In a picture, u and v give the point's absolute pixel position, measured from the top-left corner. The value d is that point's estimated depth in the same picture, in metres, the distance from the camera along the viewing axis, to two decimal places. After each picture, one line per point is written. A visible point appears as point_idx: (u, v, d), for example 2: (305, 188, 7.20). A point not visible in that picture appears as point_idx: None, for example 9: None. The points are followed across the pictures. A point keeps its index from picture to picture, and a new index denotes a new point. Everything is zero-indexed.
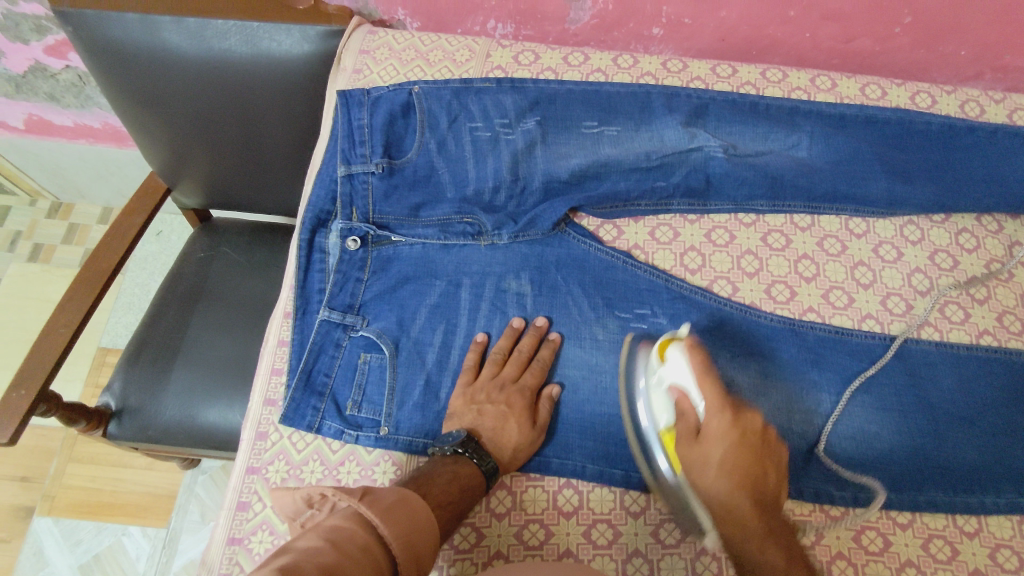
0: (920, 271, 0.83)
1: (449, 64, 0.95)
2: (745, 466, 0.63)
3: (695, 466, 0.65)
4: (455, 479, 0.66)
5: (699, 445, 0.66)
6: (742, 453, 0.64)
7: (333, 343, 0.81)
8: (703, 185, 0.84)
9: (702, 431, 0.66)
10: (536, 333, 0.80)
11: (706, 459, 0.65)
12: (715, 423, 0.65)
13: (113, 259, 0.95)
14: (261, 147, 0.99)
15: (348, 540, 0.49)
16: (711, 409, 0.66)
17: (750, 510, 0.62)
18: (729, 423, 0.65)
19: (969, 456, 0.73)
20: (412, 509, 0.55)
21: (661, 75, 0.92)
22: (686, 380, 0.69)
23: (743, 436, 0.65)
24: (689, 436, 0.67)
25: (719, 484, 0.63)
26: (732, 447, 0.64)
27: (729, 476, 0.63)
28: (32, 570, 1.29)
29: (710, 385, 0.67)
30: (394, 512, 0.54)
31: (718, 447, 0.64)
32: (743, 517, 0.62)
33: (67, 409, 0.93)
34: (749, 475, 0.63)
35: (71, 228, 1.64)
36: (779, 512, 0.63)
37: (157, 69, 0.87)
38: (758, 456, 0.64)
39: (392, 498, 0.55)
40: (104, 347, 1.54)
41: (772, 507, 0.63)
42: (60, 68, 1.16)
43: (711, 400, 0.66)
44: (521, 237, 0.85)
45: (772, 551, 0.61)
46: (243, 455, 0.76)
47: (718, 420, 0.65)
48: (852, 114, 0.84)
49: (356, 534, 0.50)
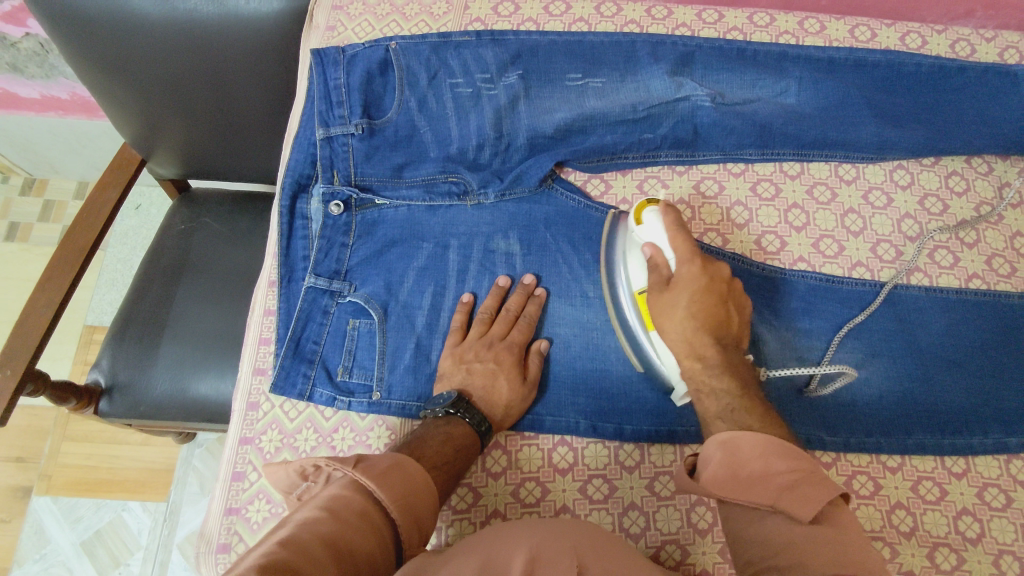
0: (910, 216, 0.83)
1: (426, 18, 0.92)
2: (711, 307, 0.65)
3: (665, 310, 0.67)
4: (449, 440, 0.65)
5: (668, 291, 0.67)
6: (709, 297, 0.65)
7: (320, 310, 0.79)
8: (691, 136, 0.82)
9: (673, 280, 0.68)
10: (523, 291, 0.79)
11: (676, 302, 0.66)
12: (686, 271, 0.67)
13: (92, 232, 0.93)
14: (237, 111, 0.96)
15: (344, 508, 0.48)
16: (682, 261, 0.67)
17: (712, 345, 0.64)
18: (698, 271, 0.66)
19: (958, 398, 0.74)
20: (407, 472, 0.55)
21: (645, 22, 0.90)
22: (661, 238, 0.70)
23: (711, 282, 0.66)
24: (660, 285, 0.68)
25: (684, 323, 0.65)
26: (701, 290, 0.66)
27: (695, 316, 0.65)
28: (34, 548, 1.30)
29: (685, 240, 0.68)
30: (389, 477, 0.53)
31: (687, 291, 0.66)
32: (704, 351, 0.64)
33: (56, 387, 0.92)
34: (714, 315, 0.65)
35: (47, 205, 1.60)
36: (738, 350, 0.66)
37: (121, 33, 0.83)
38: (724, 301, 0.66)
39: (386, 463, 0.55)
40: (90, 325, 1.52)
41: (733, 350, 0.65)
42: (20, 36, 1.12)
43: (684, 253, 0.68)
44: (508, 195, 0.83)
45: (730, 376, 0.63)
46: (236, 426, 0.76)
47: (688, 267, 0.67)
48: (841, 57, 0.82)
49: (354, 502, 0.49)
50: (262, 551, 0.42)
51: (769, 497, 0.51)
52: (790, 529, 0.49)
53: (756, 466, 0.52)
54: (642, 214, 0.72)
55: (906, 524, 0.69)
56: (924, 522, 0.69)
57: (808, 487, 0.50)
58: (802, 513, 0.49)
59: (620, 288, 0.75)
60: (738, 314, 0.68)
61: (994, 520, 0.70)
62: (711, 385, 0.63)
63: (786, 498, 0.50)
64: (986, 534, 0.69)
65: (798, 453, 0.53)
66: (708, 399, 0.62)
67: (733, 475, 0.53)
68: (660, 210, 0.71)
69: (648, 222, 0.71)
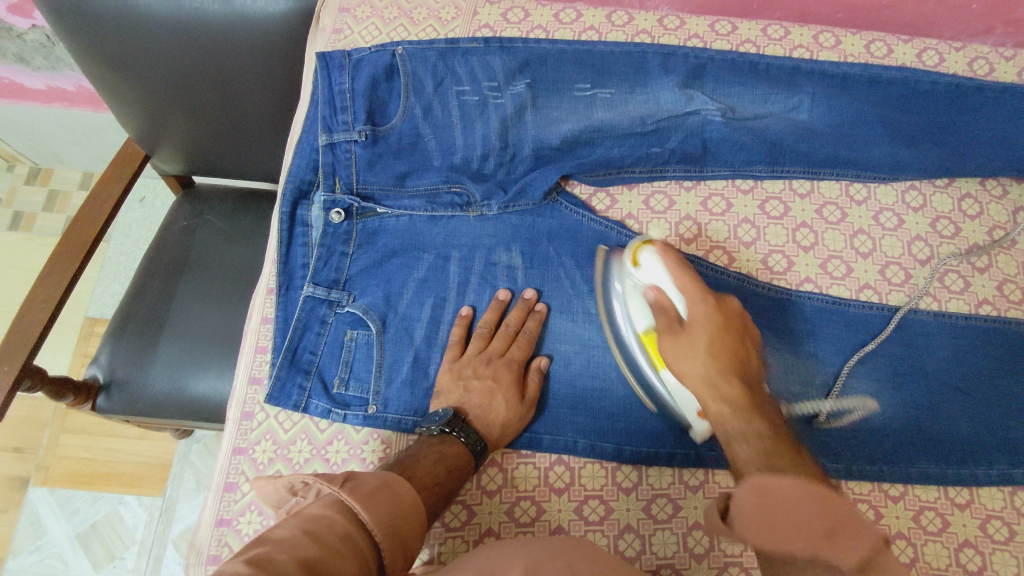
0: (921, 239, 0.81)
1: (434, 23, 0.90)
2: (728, 346, 0.64)
3: (682, 354, 0.65)
4: (441, 460, 0.65)
5: (683, 333, 0.65)
6: (726, 336, 0.64)
7: (318, 319, 0.78)
8: (700, 151, 0.80)
9: (685, 321, 0.66)
10: (524, 306, 0.78)
11: (693, 349, 0.64)
12: (699, 311, 0.65)
13: (94, 227, 0.92)
14: (242, 111, 0.95)
15: (328, 529, 0.47)
16: (694, 301, 0.66)
17: (739, 387, 0.61)
18: (711, 310, 0.65)
19: (963, 428, 0.72)
20: (395, 494, 0.54)
21: (656, 32, 0.88)
22: (663, 279, 0.69)
23: (726, 321, 0.65)
24: (672, 329, 0.66)
25: (707, 369, 0.63)
26: (716, 329, 0.64)
27: (715, 361, 0.63)
28: (30, 539, 1.30)
29: (690, 279, 0.67)
30: (376, 497, 0.52)
31: (703, 332, 0.64)
32: (734, 396, 0.61)
33: (53, 382, 0.91)
34: (731, 351, 0.63)
35: (52, 195, 1.59)
36: (762, 389, 0.63)
37: (125, 32, 0.82)
38: (739, 338, 0.65)
39: (375, 483, 0.54)
40: (92, 317, 1.51)
41: (755, 386, 0.63)
42: (26, 27, 1.11)
43: (693, 293, 0.66)
44: (511, 208, 0.82)
45: (763, 419, 0.59)
46: (230, 434, 0.75)
47: (702, 308, 0.65)
48: (856, 73, 0.81)
49: (337, 524, 0.48)
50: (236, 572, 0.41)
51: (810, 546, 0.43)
52: None
53: (789, 508, 0.45)
54: (639, 256, 0.71)
55: (906, 555, 0.68)
56: (925, 554, 0.68)
57: (848, 533, 0.43)
58: (846, 563, 0.41)
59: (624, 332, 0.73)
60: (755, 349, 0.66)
61: (996, 553, 0.68)
62: (744, 430, 0.58)
63: (826, 544, 0.42)
64: (988, 568, 0.68)
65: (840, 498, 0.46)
66: (740, 446, 0.57)
67: (773, 519, 0.45)
68: (657, 249, 0.69)
69: (645, 263, 0.70)
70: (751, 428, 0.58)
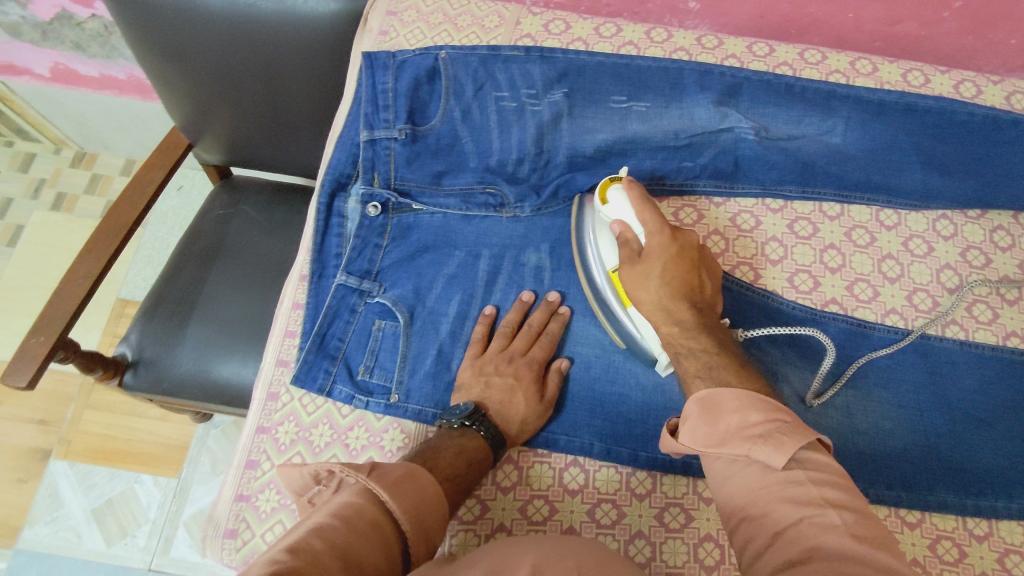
0: (950, 267, 0.81)
1: (477, 30, 0.93)
2: (683, 273, 0.68)
3: (639, 282, 0.68)
4: (462, 452, 0.66)
5: (641, 263, 0.69)
6: (680, 265, 0.68)
7: (348, 308, 0.80)
8: (731, 168, 0.83)
9: (644, 253, 0.69)
10: (548, 308, 0.79)
11: (649, 275, 0.68)
12: (657, 242, 0.68)
13: (135, 210, 0.96)
14: (287, 105, 0.98)
15: (358, 516, 0.49)
16: (652, 231, 0.68)
17: (689, 310, 0.67)
18: (667, 241, 0.68)
19: (985, 459, 0.72)
20: (420, 484, 0.55)
21: (694, 50, 0.90)
22: (628, 214, 0.71)
23: (681, 250, 0.69)
24: (633, 259, 0.69)
25: (661, 295, 0.67)
26: (672, 258, 0.68)
27: (669, 287, 0.67)
28: (47, 511, 1.33)
29: (652, 212, 0.69)
30: (402, 486, 0.53)
31: (659, 260, 0.68)
32: (683, 318, 0.67)
33: (85, 356, 0.94)
34: (685, 277, 0.68)
35: (94, 178, 1.65)
36: (712, 312, 0.69)
37: (182, 25, 0.86)
38: (693, 267, 0.69)
39: (399, 472, 0.55)
40: (123, 299, 1.56)
41: (705, 309, 0.68)
42: (87, 17, 1.15)
43: (652, 224, 0.69)
44: (544, 210, 0.85)
45: (708, 339, 0.65)
46: (254, 414, 0.77)
47: (659, 239, 0.68)
48: (892, 100, 0.81)
49: (366, 511, 0.50)
50: (273, 562, 0.42)
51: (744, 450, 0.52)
52: (767, 480, 0.50)
53: (732, 420, 0.54)
54: (608, 193, 0.73)
55: None
56: None
57: (781, 435, 0.51)
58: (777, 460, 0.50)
59: (594, 268, 0.76)
60: (711, 279, 0.71)
61: None
62: (691, 348, 0.65)
63: (759, 447, 0.51)
64: None
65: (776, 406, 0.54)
66: (688, 361, 0.65)
67: (718, 434, 0.55)
68: (626, 186, 0.72)
69: (613, 200, 0.72)
70: (695, 346, 0.65)
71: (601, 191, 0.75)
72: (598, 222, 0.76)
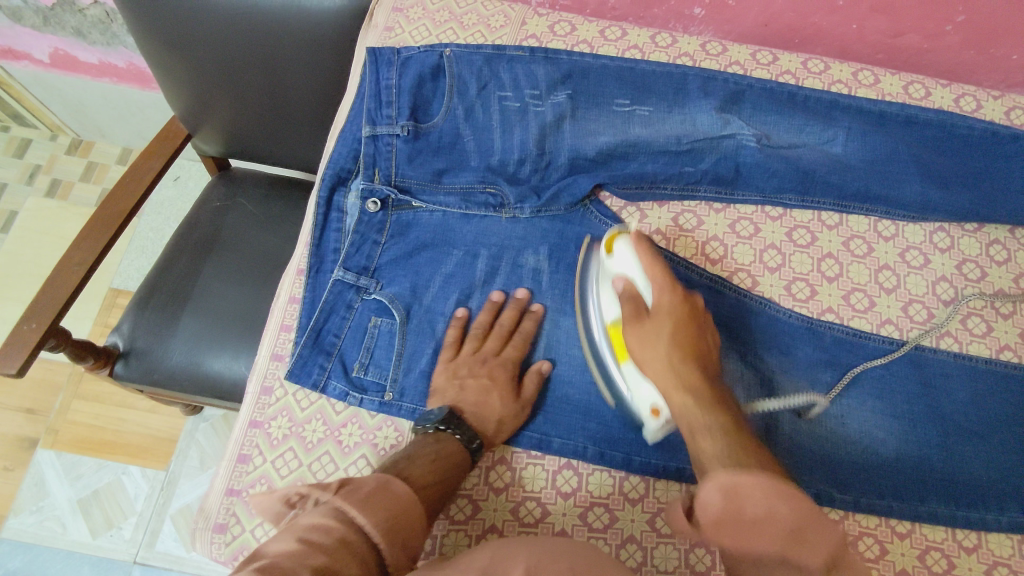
0: (945, 279, 0.82)
1: (482, 29, 0.93)
2: (691, 338, 0.67)
3: (646, 341, 0.68)
4: (439, 458, 0.64)
5: (647, 321, 0.69)
6: (688, 328, 0.68)
7: (344, 304, 0.80)
8: (732, 174, 0.82)
9: (651, 310, 0.69)
10: (517, 306, 0.79)
11: (658, 335, 0.67)
12: (666, 300, 0.69)
13: (131, 199, 0.95)
14: (288, 98, 0.98)
15: (325, 534, 0.46)
16: (662, 290, 0.69)
17: (698, 379, 0.64)
18: (677, 300, 0.69)
19: (976, 471, 0.72)
20: (391, 496, 0.53)
21: (698, 56, 0.90)
22: (635, 270, 0.72)
23: (690, 313, 0.69)
24: (639, 315, 0.69)
25: (669, 356, 0.66)
26: (680, 320, 0.68)
27: (678, 349, 0.66)
28: (32, 500, 1.32)
29: (661, 270, 0.70)
30: (373, 501, 0.51)
31: (668, 321, 0.68)
32: (693, 385, 0.64)
33: (76, 345, 0.93)
34: (693, 342, 0.67)
35: (90, 166, 1.64)
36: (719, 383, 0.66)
37: (185, 15, 0.86)
38: (700, 333, 0.68)
39: (369, 487, 0.53)
40: (116, 288, 1.54)
41: (713, 378, 0.66)
42: (88, 3, 1.15)
43: (661, 283, 0.69)
44: (544, 212, 0.84)
45: (721, 414, 0.61)
46: (247, 408, 0.77)
47: (668, 298, 0.69)
48: (892, 112, 0.82)
49: (333, 529, 0.47)
50: None
51: (779, 550, 0.49)
52: None
53: (759, 512, 0.50)
54: (616, 244, 0.74)
55: None
56: None
57: (815, 534, 0.49)
58: (812, 563, 0.49)
59: (594, 322, 0.76)
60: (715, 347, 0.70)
61: None
62: (705, 423, 0.60)
63: (793, 547, 0.49)
64: None
65: (803, 495, 0.51)
66: (703, 439, 0.59)
67: (747, 528, 0.50)
68: (633, 241, 0.73)
69: (619, 253, 0.73)
70: (706, 420, 0.61)
71: (606, 243, 0.76)
72: (602, 278, 0.76)
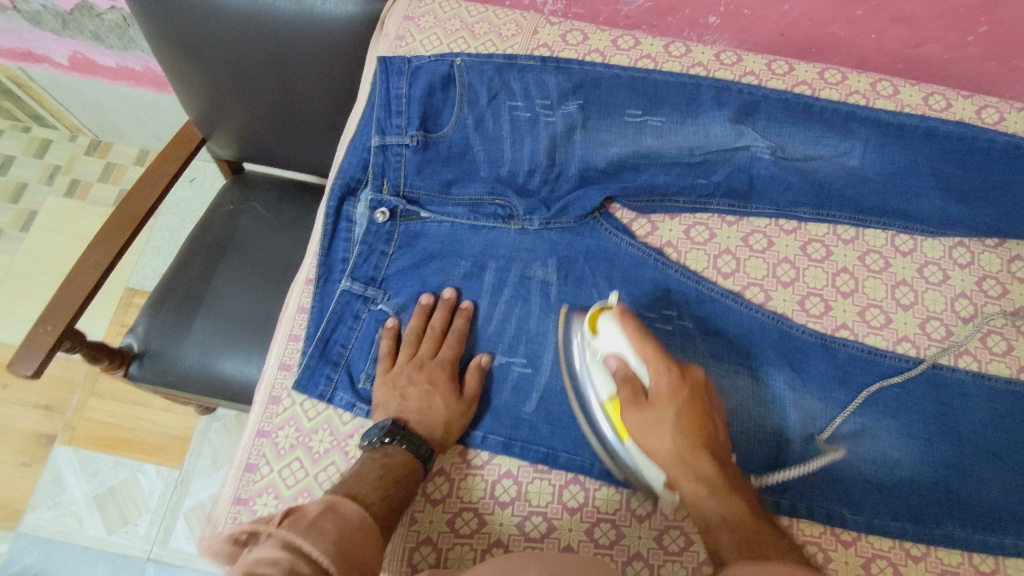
0: (965, 296, 0.80)
1: (494, 38, 0.92)
2: (695, 418, 0.65)
3: (649, 426, 0.66)
4: (387, 472, 0.65)
5: (648, 404, 0.67)
6: (691, 408, 0.65)
7: (352, 314, 0.80)
8: (745, 187, 0.81)
9: (649, 392, 0.67)
10: (446, 306, 0.79)
11: (660, 419, 0.65)
12: (664, 381, 0.67)
13: (148, 201, 0.96)
14: (300, 104, 0.98)
15: (276, 567, 0.46)
16: (659, 371, 0.67)
17: (707, 461, 0.63)
18: (676, 382, 0.67)
19: (994, 494, 0.71)
20: (340, 520, 0.53)
21: (713, 66, 0.89)
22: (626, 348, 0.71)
23: (690, 391, 0.67)
24: (638, 398, 0.67)
25: (674, 442, 0.64)
26: (682, 402, 0.66)
27: (682, 434, 0.64)
28: (50, 495, 1.34)
29: (653, 347, 0.69)
30: (319, 528, 0.51)
31: (669, 403, 0.65)
32: (705, 471, 0.62)
33: (91, 347, 0.94)
34: (698, 423, 0.65)
35: (108, 167, 1.66)
36: (727, 459, 0.65)
37: (199, 21, 0.86)
38: (705, 413, 0.66)
39: (315, 513, 0.53)
40: (132, 288, 1.56)
41: (721, 455, 0.65)
42: (106, 7, 1.15)
43: (658, 362, 0.68)
44: (552, 224, 0.83)
45: (735, 499, 0.61)
46: (256, 417, 0.77)
47: (665, 378, 0.67)
48: (911, 124, 0.80)
49: (282, 558, 0.47)
50: None
51: None
52: None
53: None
54: (600, 324, 0.73)
55: None
56: None
57: None
58: None
59: (589, 398, 0.74)
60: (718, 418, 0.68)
61: None
62: (721, 513, 0.60)
63: None
64: None
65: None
66: (718, 531, 0.59)
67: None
68: (618, 317, 0.72)
69: (606, 332, 0.72)
70: (723, 511, 0.60)
71: (590, 321, 0.75)
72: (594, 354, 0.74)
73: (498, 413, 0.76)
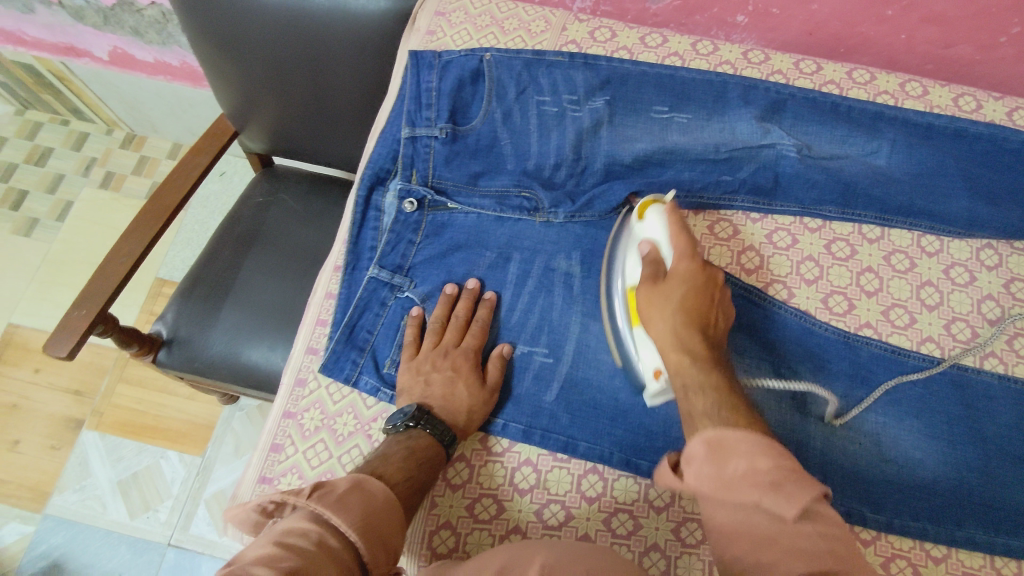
0: (992, 298, 0.79)
1: (523, 35, 0.94)
2: (700, 301, 0.70)
3: (657, 303, 0.70)
4: (411, 454, 0.66)
5: (662, 285, 0.71)
6: (699, 295, 0.70)
7: (378, 301, 0.82)
8: (770, 184, 0.81)
9: (668, 275, 0.71)
10: (469, 296, 0.80)
11: (668, 296, 0.70)
12: (683, 267, 0.70)
13: (180, 192, 0.99)
14: (330, 98, 1.00)
15: (303, 540, 0.48)
16: (682, 259, 0.71)
17: (697, 340, 0.68)
18: (694, 269, 0.70)
19: (1019, 497, 0.70)
20: (367, 495, 0.55)
21: (740, 64, 0.89)
22: (662, 236, 0.73)
23: (703, 281, 0.70)
24: (656, 279, 0.71)
25: (672, 320, 0.69)
26: (693, 287, 0.70)
27: (681, 313, 0.69)
28: (76, 479, 1.37)
29: (686, 240, 0.71)
30: (346, 503, 0.53)
31: (681, 286, 0.70)
32: (694, 347, 0.67)
33: (122, 332, 0.97)
34: (701, 308, 0.69)
35: (142, 160, 1.71)
36: (720, 347, 0.70)
37: (237, 15, 0.89)
38: (711, 303, 0.70)
39: (345, 486, 0.55)
40: (161, 278, 1.60)
41: (714, 344, 0.69)
42: (147, 4, 1.19)
43: (684, 252, 0.71)
44: (577, 217, 0.84)
45: (715, 377, 0.65)
46: (282, 399, 0.79)
47: (686, 265, 0.70)
48: (940, 125, 0.80)
49: (310, 531, 0.49)
50: None
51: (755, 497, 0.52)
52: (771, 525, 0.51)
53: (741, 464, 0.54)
54: (646, 211, 0.75)
55: None
56: None
57: (793, 486, 0.52)
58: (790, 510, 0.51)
59: (614, 284, 0.76)
60: (724, 316, 0.72)
61: None
62: (699, 383, 0.64)
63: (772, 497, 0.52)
64: None
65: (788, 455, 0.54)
66: (695, 396, 0.63)
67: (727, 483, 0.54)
68: (666, 210, 0.73)
69: (650, 219, 0.74)
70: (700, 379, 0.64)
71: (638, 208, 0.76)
72: (631, 241, 0.76)
73: (521, 402, 0.77)
